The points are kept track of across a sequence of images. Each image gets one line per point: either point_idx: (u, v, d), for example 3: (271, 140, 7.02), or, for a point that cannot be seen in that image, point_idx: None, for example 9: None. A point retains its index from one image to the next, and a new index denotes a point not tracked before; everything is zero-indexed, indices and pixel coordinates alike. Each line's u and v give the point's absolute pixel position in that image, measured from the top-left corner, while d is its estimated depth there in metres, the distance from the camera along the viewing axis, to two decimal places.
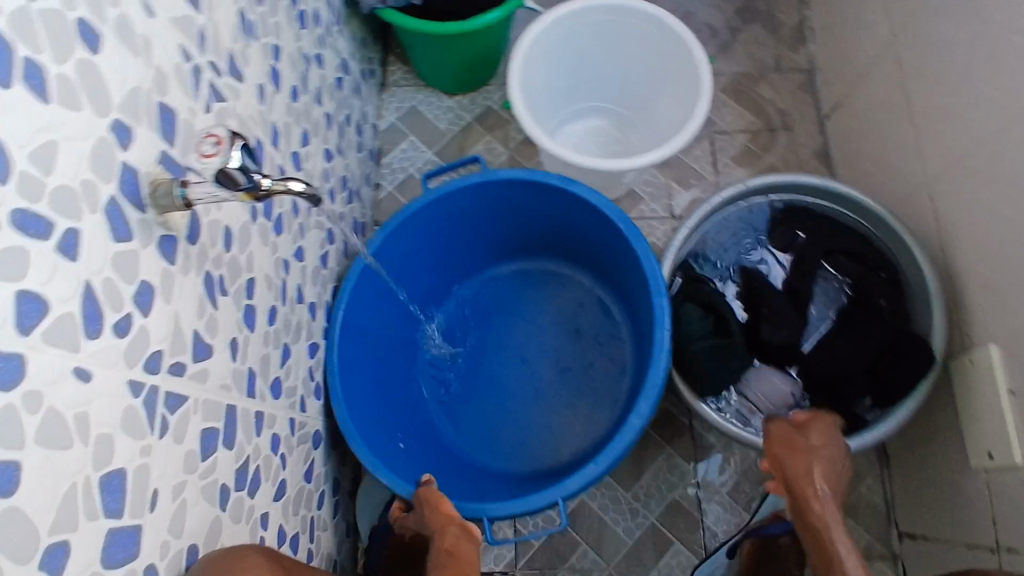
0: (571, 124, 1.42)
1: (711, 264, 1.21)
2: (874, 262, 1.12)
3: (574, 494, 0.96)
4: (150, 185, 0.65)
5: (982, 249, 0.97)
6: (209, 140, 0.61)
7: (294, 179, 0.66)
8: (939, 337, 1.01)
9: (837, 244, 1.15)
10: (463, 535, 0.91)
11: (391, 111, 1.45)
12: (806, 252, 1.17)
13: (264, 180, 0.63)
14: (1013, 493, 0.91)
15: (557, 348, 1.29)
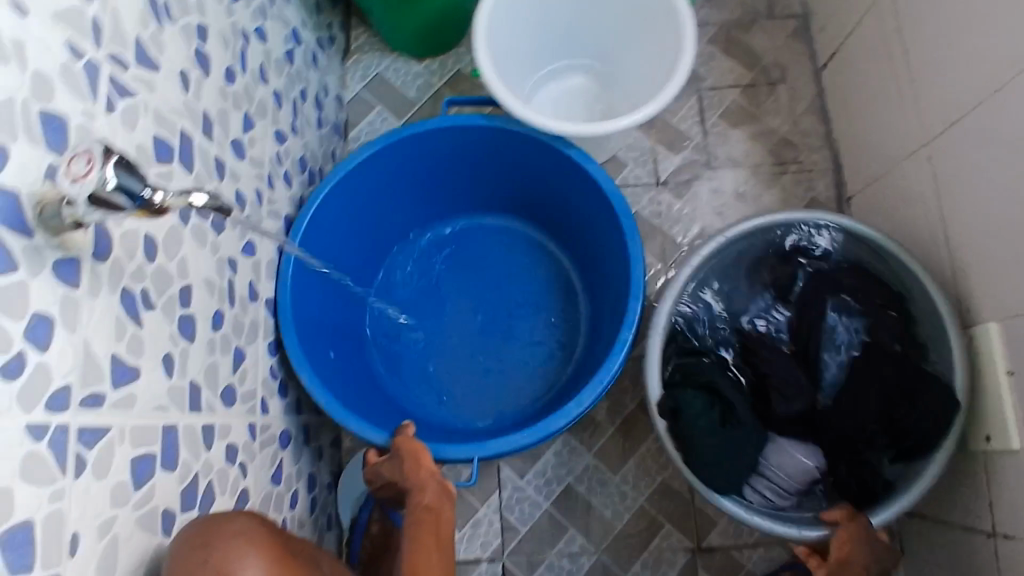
0: (549, 85, 1.32)
1: (710, 325, 1.09)
2: (884, 298, 1.00)
3: (495, 455, 0.97)
4: (36, 206, 0.58)
5: (982, 217, 0.89)
6: (80, 159, 0.55)
7: (195, 193, 0.64)
8: (961, 375, 0.91)
9: (846, 291, 1.03)
10: (443, 493, 0.93)
11: (356, 80, 1.35)
12: (808, 295, 1.05)
13: (156, 195, 0.60)
14: (1011, 479, 0.86)
15: (511, 304, 1.25)
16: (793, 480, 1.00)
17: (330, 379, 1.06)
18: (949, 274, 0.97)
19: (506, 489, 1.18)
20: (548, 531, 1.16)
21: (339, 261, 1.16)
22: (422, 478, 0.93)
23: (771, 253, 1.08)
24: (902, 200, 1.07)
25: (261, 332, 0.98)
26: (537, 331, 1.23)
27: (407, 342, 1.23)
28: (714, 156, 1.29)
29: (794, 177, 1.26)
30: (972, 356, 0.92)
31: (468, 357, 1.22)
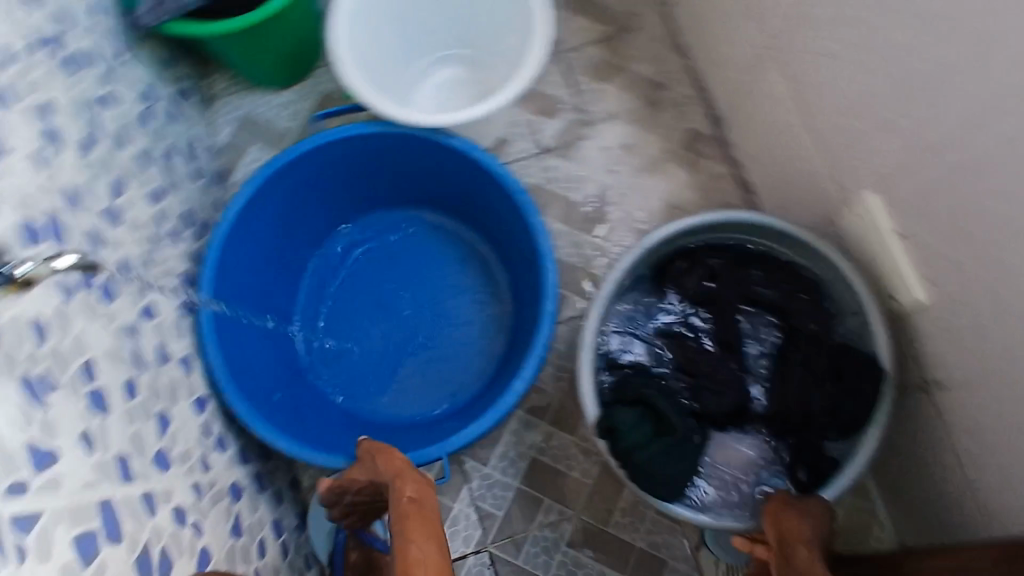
0: (422, 85, 1.30)
1: (626, 343, 1.02)
2: (792, 283, 0.98)
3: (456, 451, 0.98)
4: None
5: (827, 101, 0.93)
6: None
7: (58, 258, 0.76)
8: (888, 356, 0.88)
9: (755, 287, 1.00)
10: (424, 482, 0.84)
11: (226, 124, 1.33)
12: (720, 296, 1.01)
13: (18, 270, 0.70)
14: (925, 330, 0.90)
15: (440, 291, 1.22)
16: (738, 474, 0.97)
17: (266, 410, 1.03)
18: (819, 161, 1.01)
19: (475, 479, 1.18)
20: (524, 508, 1.16)
21: (256, 290, 1.11)
22: (399, 472, 0.85)
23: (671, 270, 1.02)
24: (763, 107, 1.11)
25: (182, 391, 0.95)
26: (467, 315, 1.20)
27: (347, 353, 1.19)
28: (591, 112, 1.32)
29: (669, 113, 1.31)
30: (861, 230, 0.95)
31: (405, 354, 1.19)
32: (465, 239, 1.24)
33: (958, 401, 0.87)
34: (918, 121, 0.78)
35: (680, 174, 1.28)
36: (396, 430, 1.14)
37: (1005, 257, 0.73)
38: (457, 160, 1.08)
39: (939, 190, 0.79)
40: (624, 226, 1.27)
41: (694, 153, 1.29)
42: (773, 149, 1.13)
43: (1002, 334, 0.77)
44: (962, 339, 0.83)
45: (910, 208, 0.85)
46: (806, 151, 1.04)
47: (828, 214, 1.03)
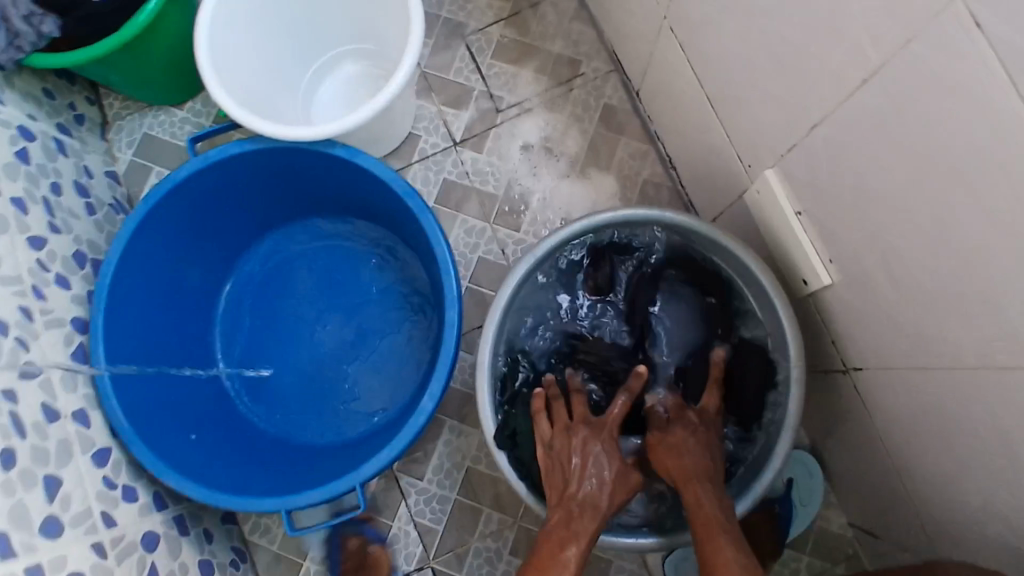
0: (322, 89, 1.19)
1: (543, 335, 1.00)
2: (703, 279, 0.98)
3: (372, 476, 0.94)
4: None
5: (722, 71, 0.85)
6: None
7: None
8: (794, 345, 0.84)
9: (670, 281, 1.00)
10: (620, 479, 0.84)
11: (124, 148, 1.28)
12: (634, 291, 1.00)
13: None
14: (837, 315, 0.84)
15: (359, 302, 1.16)
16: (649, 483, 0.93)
17: (182, 456, 0.97)
18: (722, 137, 0.94)
19: (411, 495, 1.15)
20: (462, 519, 1.14)
21: (161, 327, 1.05)
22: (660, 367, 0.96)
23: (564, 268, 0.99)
24: (669, 79, 1.03)
25: (76, 447, 0.91)
26: (387, 323, 1.15)
27: (271, 381, 1.13)
28: (501, 97, 1.24)
29: (582, 90, 1.23)
30: (763, 210, 0.89)
31: (330, 372, 1.13)
32: (377, 244, 1.17)
33: (878, 384, 0.82)
34: (801, 93, 0.71)
35: (599, 155, 1.20)
36: (325, 453, 1.09)
37: (900, 238, 0.67)
38: (354, 171, 1.02)
39: (828, 168, 0.72)
40: (544, 215, 1.19)
41: (613, 130, 1.21)
42: (685, 122, 1.06)
43: (907, 317, 0.71)
44: (870, 322, 0.78)
45: (807, 185, 0.78)
46: (710, 126, 0.96)
47: (733, 189, 0.97)
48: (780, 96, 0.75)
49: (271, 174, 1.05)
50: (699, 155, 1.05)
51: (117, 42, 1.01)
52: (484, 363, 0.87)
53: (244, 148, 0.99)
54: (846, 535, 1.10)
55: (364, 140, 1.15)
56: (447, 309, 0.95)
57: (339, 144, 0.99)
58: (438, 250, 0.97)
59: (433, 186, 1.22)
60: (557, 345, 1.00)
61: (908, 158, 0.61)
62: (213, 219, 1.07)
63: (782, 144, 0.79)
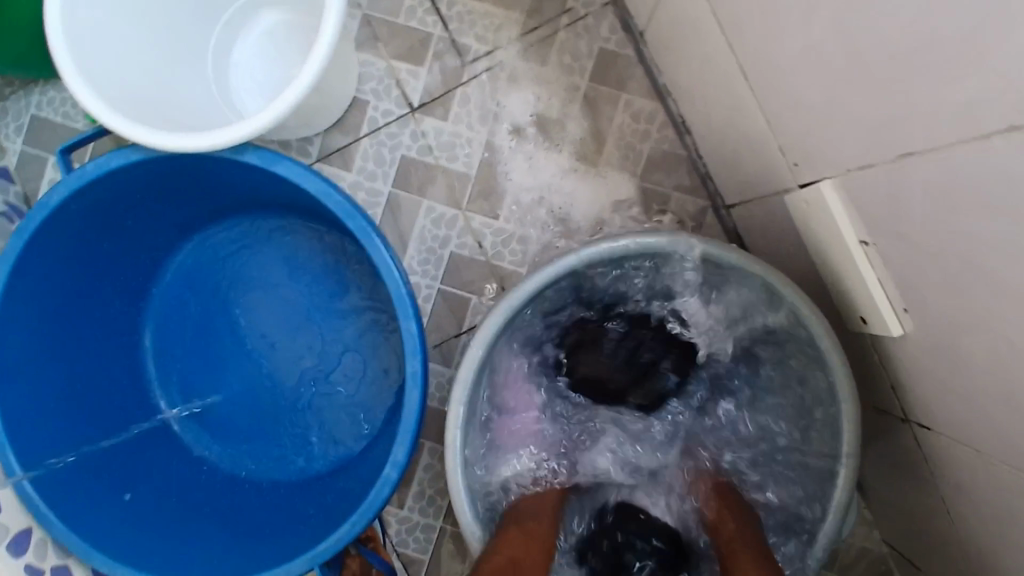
0: (239, 48, 0.92)
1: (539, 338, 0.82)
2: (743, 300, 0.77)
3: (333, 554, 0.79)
4: None
5: (770, 42, 0.61)
6: None
7: None
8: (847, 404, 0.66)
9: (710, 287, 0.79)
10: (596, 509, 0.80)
11: (13, 136, 1.03)
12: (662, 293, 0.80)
13: None
14: (905, 365, 0.66)
15: (308, 317, 0.96)
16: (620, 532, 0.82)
17: (116, 532, 0.83)
18: (759, 121, 0.71)
19: (392, 524, 1.02)
20: (451, 550, 1.01)
21: (74, 373, 0.87)
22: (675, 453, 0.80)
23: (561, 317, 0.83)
24: (687, 29, 0.78)
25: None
26: (345, 342, 0.95)
27: (221, 415, 0.96)
28: (466, 45, 0.98)
29: (571, 32, 0.97)
30: (811, 225, 0.68)
31: (284, 402, 0.95)
32: (325, 246, 0.95)
33: (949, 453, 0.66)
34: (892, 109, 0.49)
35: (592, 118, 0.96)
36: (286, 499, 0.93)
37: (1019, 326, 0.48)
38: (281, 177, 0.80)
39: (919, 211, 0.51)
40: (525, 198, 0.97)
41: (609, 84, 0.96)
42: (703, 86, 0.82)
43: (1007, 413, 0.53)
44: (951, 392, 0.60)
45: (882, 217, 0.57)
46: (742, 102, 0.73)
47: (770, 184, 0.75)
48: (856, 101, 0.52)
49: (177, 178, 0.83)
50: (722, 130, 0.82)
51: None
52: (453, 440, 0.70)
53: (128, 159, 0.76)
54: (880, 551, 0.98)
55: (297, 122, 0.91)
56: (407, 360, 0.77)
57: (251, 146, 0.77)
58: (393, 280, 0.78)
59: (389, 166, 0.99)
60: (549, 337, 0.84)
61: None
62: (115, 237, 0.86)
63: (851, 159, 0.57)
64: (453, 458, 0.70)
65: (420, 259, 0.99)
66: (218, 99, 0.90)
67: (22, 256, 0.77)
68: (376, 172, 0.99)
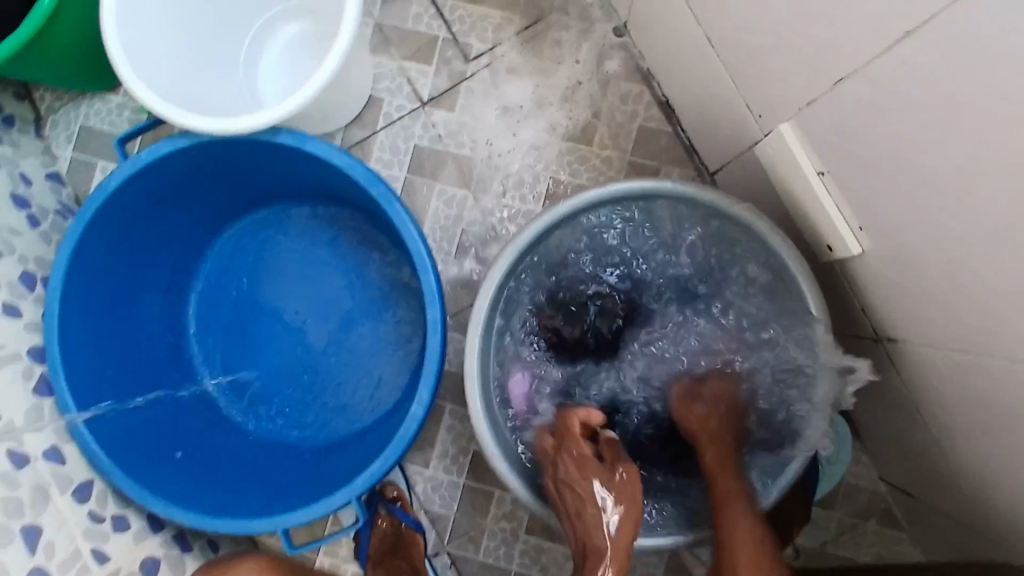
0: (265, 57, 1.03)
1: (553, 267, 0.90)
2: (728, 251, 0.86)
3: (369, 488, 0.89)
4: None
5: (727, 7, 0.71)
6: None
7: None
8: (820, 323, 0.74)
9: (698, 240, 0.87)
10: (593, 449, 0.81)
11: (63, 144, 1.15)
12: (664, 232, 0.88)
13: None
14: (866, 283, 0.74)
15: (335, 292, 1.06)
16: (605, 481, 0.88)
17: (170, 480, 0.93)
18: (728, 82, 0.81)
19: (419, 483, 1.11)
20: (474, 504, 1.10)
21: (129, 345, 0.98)
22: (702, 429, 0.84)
23: (576, 258, 0.90)
24: (662, 10, 0.89)
25: (53, 489, 0.84)
26: (367, 314, 1.06)
27: (258, 386, 1.06)
28: (469, 45, 1.10)
29: (561, 27, 1.08)
30: (777, 168, 0.77)
31: (314, 370, 1.06)
32: (347, 226, 1.06)
33: (913, 360, 0.74)
34: (825, 44, 0.58)
35: (585, 101, 1.07)
36: (323, 457, 1.03)
37: (940, 216, 0.57)
38: (312, 160, 0.91)
39: (857, 131, 0.61)
40: (529, 176, 1.08)
41: (599, 71, 1.07)
42: (678, 62, 0.92)
43: (950, 302, 0.62)
44: (905, 298, 0.69)
45: (830, 146, 0.66)
46: (713, 68, 0.83)
47: (743, 139, 0.84)
48: (798, 45, 0.62)
49: (220, 166, 0.94)
50: (698, 99, 0.92)
51: (28, 31, 0.86)
52: (472, 372, 0.79)
53: (176, 146, 0.87)
54: (879, 489, 1.05)
55: (319, 115, 1.02)
56: (427, 309, 0.87)
57: (284, 129, 0.88)
58: (411, 241, 0.88)
59: (405, 155, 1.10)
60: (566, 269, 0.91)
61: (953, 129, 0.49)
62: (165, 223, 0.97)
63: (800, 97, 0.67)
64: (472, 388, 0.79)
65: (435, 238, 1.09)
66: (247, 100, 1.00)
67: (87, 235, 0.88)
68: (393, 161, 1.10)
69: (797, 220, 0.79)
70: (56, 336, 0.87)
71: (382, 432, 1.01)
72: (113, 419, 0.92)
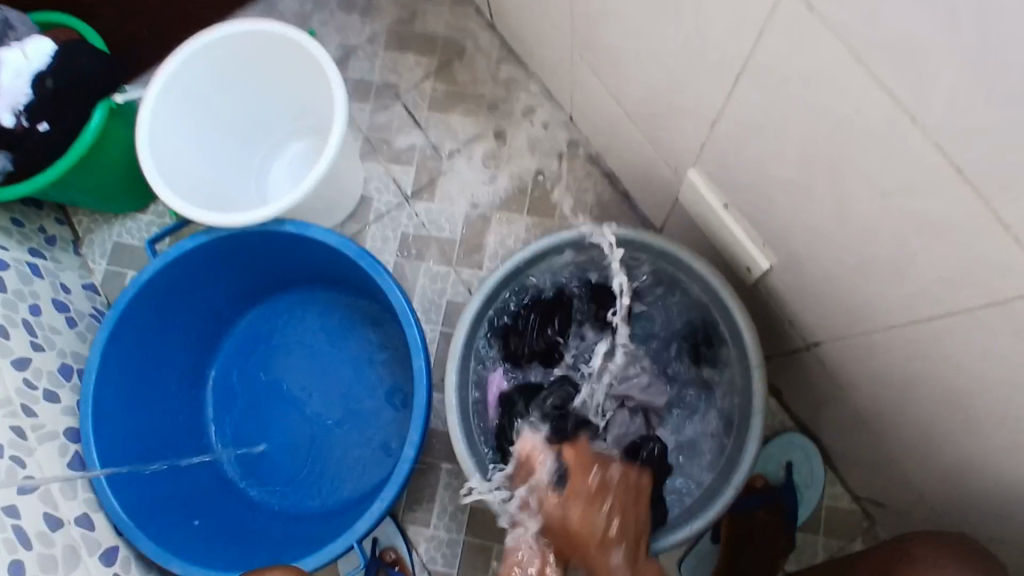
0: (274, 171, 1.22)
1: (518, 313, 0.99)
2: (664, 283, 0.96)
3: (369, 532, 0.96)
4: None
5: (632, 86, 0.89)
6: None
7: None
8: (749, 333, 0.85)
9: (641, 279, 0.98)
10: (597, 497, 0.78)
11: (98, 259, 1.32)
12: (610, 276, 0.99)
13: None
14: (781, 295, 0.86)
15: (334, 365, 1.19)
16: None
17: (189, 543, 1.00)
18: (648, 147, 0.97)
19: (421, 544, 1.16)
20: (475, 560, 1.15)
21: (151, 425, 1.09)
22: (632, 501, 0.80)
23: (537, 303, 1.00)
24: (592, 99, 1.08)
25: (83, 550, 0.92)
26: (362, 381, 1.18)
27: (266, 457, 1.16)
28: (443, 146, 1.29)
29: (518, 126, 1.28)
30: (694, 208, 0.91)
31: (316, 437, 1.16)
32: (342, 306, 1.21)
33: (836, 357, 0.84)
34: (696, 96, 0.74)
35: (544, 181, 1.25)
36: (327, 519, 1.11)
37: (804, 216, 0.70)
38: (309, 244, 1.08)
39: (738, 162, 0.75)
40: (503, 250, 1.24)
41: (554, 158, 1.26)
42: (613, 138, 1.10)
43: (838, 291, 0.73)
44: (810, 299, 0.80)
45: (724, 179, 0.81)
46: (635, 137, 1.00)
47: (670, 192, 0.99)
48: (682, 104, 0.79)
49: (233, 257, 1.10)
50: (633, 165, 1.08)
51: (68, 160, 1.06)
52: (451, 404, 0.88)
53: (198, 241, 1.04)
54: (856, 508, 1.10)
55: (315, 210, 1.19)
56: (413, 358, 0.98)
57: (286, 221, 1.05)
58: (397, 303, 1.01)
59: (393, 241, 1.26)
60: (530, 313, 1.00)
61: (791, 143, 0.64)
62: (185, 313, 1.12)
63: (694, 145, 0.82)
64: (452, 421, 0.87)
65: (424, 309, 1.23)
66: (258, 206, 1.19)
67: (118, 321, 1.03)
68: (384, 247, 1.26)
69: (720, 250, 0.92)
70: (90, 413, 0.99)
71: (381, 488, 1.09)
72: (137, 489, 1.02)
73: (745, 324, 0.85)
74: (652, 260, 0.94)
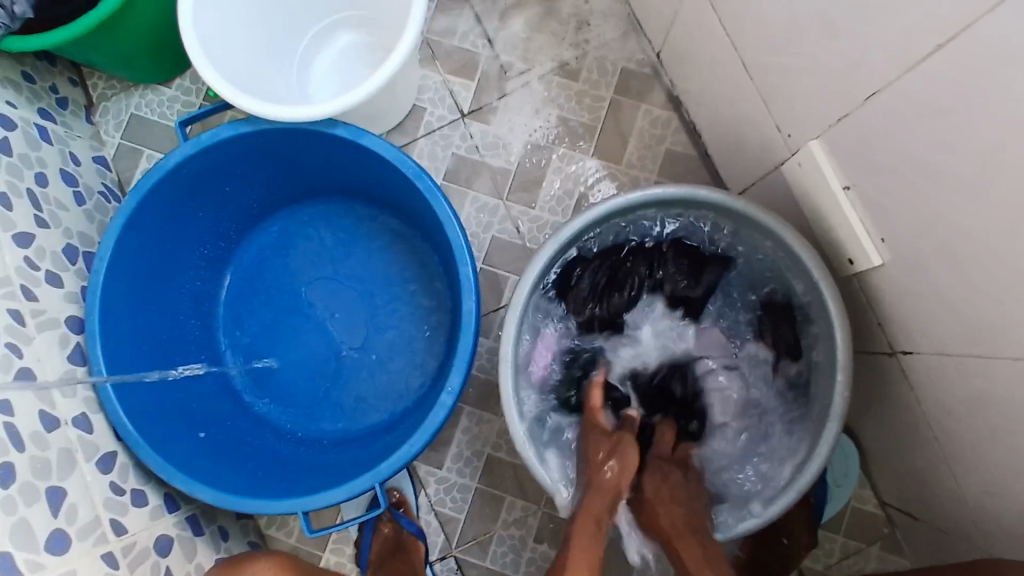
0: (318, 64, 1.10)
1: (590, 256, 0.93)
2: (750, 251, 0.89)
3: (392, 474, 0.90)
4: None
5: (764, 33, 0.78)
6: None
7: None
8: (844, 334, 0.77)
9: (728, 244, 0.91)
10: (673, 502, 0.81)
11: (112, 131, 1.20)
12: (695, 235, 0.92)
13: None
14: (882, 295, 0.79)
15: (367, 286, 1.10)
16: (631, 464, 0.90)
17: (189, 458, 0.93)
18: (758, 103, 0.87)
19: (431, 485, 1.12)
20: (484, 508, 1.11)
21: (157, 326, 1.01)
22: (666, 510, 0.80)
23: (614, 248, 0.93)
24: (696, 36, 0.96)
25: (80, 454, 0.84)
26: (394, 308, 1.09)
27: (279, 374, 1.08)
28: (511, 64, 1.16)
29: (597, 54, 1.15)
30: (803, 188, 0.83)
31: (337, 360, 1.08)
32: (383, 224, 1.11)
33: (929, 372, 0.77)
34: (862, 61, 0.63)
35: (616, 120, 1.14)
36: (339, 448, 1.05)
37: (957, 219, 0.61)
38: (363, 154, 0.96)
39: (886, 146, 0.66)
40: (559, 191, 1.13)
41: (630, 95, 1.14)
42: (709, 87, 0.98)
43: (966, 304, 0.66)
44: (923, 305, 0.72)
45: (856, 161, 0.71)
46: (744, 91, 0.89)
47: (771, 160, 0.90)
48: (831, 67, 0.68)
49: (274, 153, 0.99)
50: (727, 120, 0.98)
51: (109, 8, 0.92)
52: (507, 355, 0.82)
53: (237, 131, 0.92)
54: (880, 513, 1.06)
55: (366, 116, 1.06)
56: (464, 299, 0.90)
57: (341, 123, 0.93)
58: (452, 236, 0.91)
59: (441, 162, 1.15)
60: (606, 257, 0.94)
61: (980, 136, 0.55)
62: (210, 207, 1.02)
63: (831, 114, 0.72)
64: (505, 371, 0.81)
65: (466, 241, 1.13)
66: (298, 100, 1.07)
67: (136, 207, 0.92)
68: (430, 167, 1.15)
69: (822, 234, 0.83)
70: (97, 306, 0.90)
71: (400, 426, 1.03)
72: (139, 394, 0.94)
73: (838, 321, 0.78)
74: (746, 230, 0.86)
